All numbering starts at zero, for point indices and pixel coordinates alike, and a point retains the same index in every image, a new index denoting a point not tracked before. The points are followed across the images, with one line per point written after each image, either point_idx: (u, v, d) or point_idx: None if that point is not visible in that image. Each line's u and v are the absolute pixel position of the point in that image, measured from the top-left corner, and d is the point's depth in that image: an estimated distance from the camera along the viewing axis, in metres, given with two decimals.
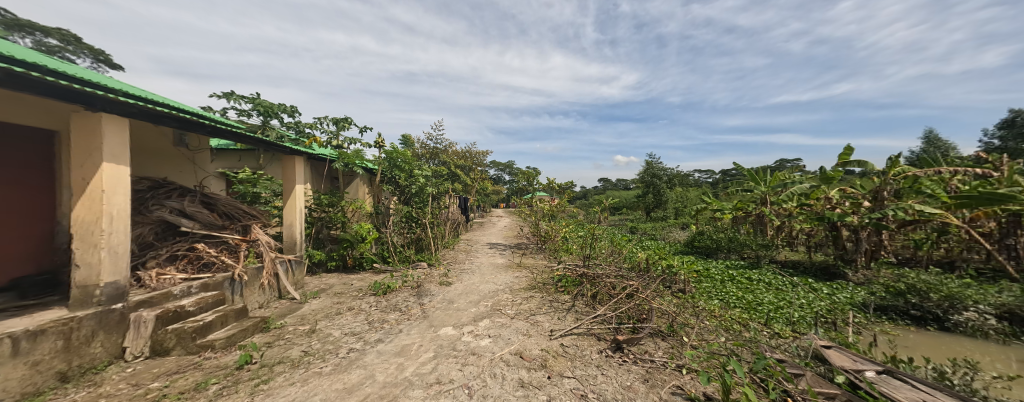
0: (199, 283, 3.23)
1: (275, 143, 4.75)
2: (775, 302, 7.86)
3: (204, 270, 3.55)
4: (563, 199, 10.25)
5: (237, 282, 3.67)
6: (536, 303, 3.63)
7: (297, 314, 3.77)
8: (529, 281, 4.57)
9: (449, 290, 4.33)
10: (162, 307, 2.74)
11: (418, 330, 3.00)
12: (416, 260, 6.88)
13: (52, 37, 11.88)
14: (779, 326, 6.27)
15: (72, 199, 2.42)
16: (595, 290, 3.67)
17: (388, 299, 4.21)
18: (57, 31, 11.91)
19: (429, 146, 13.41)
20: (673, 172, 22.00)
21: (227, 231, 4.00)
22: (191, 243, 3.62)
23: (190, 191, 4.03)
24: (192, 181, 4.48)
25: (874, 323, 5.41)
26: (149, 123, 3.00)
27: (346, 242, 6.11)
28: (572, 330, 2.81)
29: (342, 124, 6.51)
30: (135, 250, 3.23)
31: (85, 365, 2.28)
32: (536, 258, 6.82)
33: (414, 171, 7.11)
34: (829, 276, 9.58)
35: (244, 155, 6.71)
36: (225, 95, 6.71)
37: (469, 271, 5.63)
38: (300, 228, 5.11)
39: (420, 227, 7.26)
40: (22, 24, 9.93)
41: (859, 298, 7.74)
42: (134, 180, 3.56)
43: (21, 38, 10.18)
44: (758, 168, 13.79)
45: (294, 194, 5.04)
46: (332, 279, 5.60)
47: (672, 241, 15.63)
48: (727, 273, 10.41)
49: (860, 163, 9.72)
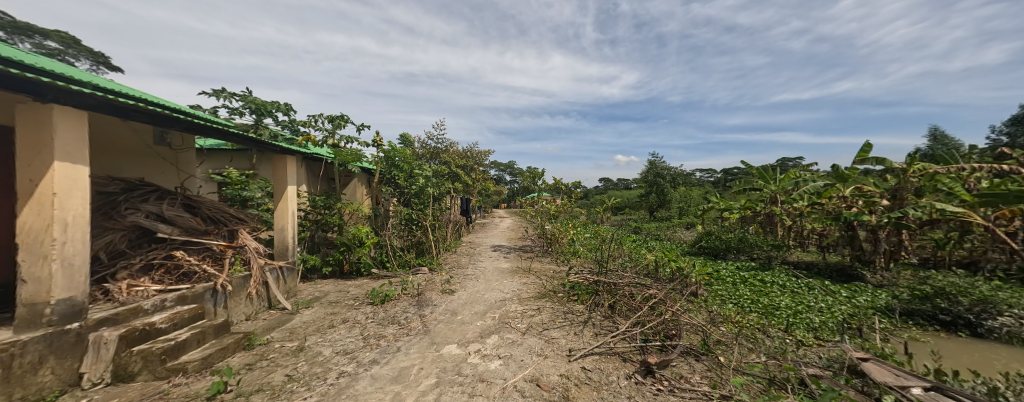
0: (175, 296, 2.90)
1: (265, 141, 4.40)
2: (792, 307, 7.52)
3: (183, 281, 3.23)
4: (569, 200, 9.93)
5: (220, 293, 3.35)
6: (548, 315, 3.30)
7: (287, 328, 3.46)
8: (539, 289, 4.24)
9: (452, 299, 4.00)
10: (128, 325, 2.41)
11: (419, 349, 2.67)
12: (416, 265, 6.54)
13: (52, 40, 11.66)
14: (801, 334, 5.94)
15: (17, 203, 2.08)
16: (613, 299, 3.36)
17: (387, 310, 3.89)
18: (56, 33, 11.70)
19: (429, 145, 13.11)
20: (677, 171, 21.66)
21: (210, 236, 3.68)
22: (169, 250, 3.29)
23: (170, 193, 3.71)
24: (175, 181, 4.18)
25: (901, 329, 5.07)
26: (117, 118, 2.66)
27: (342, 247, 5.79)
28: (593, 350, 2.48)
29: (339, 122, 6.19)
30: (103, 260, 2.90)
31: (29, 397, 1.96)
32: (543, 262, 6.49)
33: (414, 171, 6.79)
34: (846, 278, 9.23)
35: (236, 156, 6.42)
36: (215, 93, 6.42)
37: (472, 276, 5.32)
38: (293, 232, 4.78)
39: (421, 229, 6.95)
40: (20, 26, 9.71)
41: (882, 302, 7.39)
42: (106, 181, 3.24)
43: (19, 41, 9.96)
44: (767, 167, 13.44)
45: (285, 197, 4.69)
46: (328, 286, 5.29)
47: (679, 242, 15.29)
48: (738, 275, 10.07)
49: (877, 160, 9.34)
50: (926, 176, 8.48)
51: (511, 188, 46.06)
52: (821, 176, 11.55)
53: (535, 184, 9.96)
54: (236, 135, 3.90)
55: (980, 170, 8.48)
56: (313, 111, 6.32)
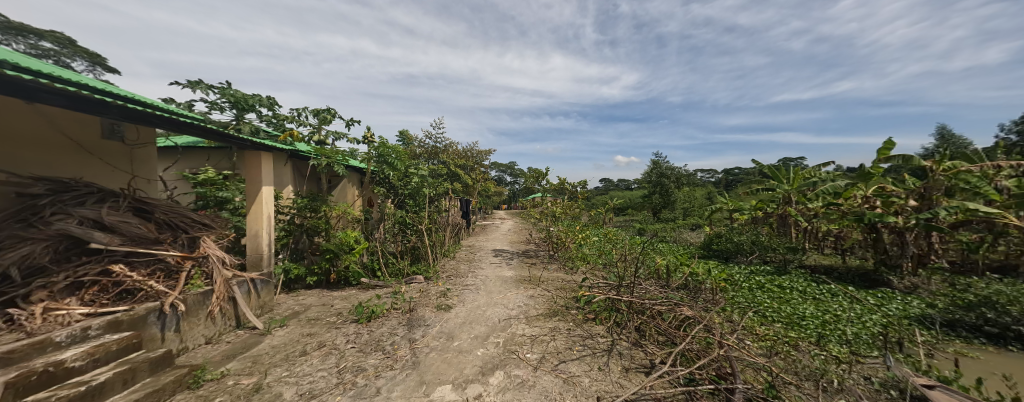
0: (103, 322, 2.34)
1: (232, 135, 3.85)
2: (818, 316, 6.94)
3: (123, 301, 2.68)
4: (573, 201, 9.40)
5: (169, 315, 2.80)
6: (563, 340, 2.74)
7: (250, 355, 2.90)
8: (549, 305, 3.66)
9: (448, 317, 3.44)
10: (25, 366, 1.85)
11: (404, 391, 2.10)
12: (411, 273, 5.97)
13: (46, 40, 11.16)
14: (836, 348, 5.37)
15: None
16: (643, 322, 2.82)
17: (372, 331, 3.32)
18: (51, 33, 11.19)
19: (427, 145, 12.56)
20: (681, 171, 21.07)
21: (163, 246, 3.14)
22: (106, 264, 2.73)
23: (116, 195, 3.17)
24: (125, 180, 3.64)
25: (943, 342, 4.53)
26: (22, 100, 2.21)
27: (329, 253, 5.24)
28: (628, 397, 1.91)
29: (325, 117, 5.63)
30: (16, 279, 2.35)
31: None
32: (549, 269, 5.91)
33: (408, 170, 6.25)
34: (870, 283, 8.65)
35: (213, 154, 5.87)
36: (191, 85, 5.86)
37: (472, 287, 4.76)
38: (268, 239, 4.22)
39: (416, 233, 6.40)
40: (10, 25, 9.23)
41: (915, 310, 6.84)
42: (28, 182, 2.70)
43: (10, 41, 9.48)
44: (779, 166, 12.88)
45: (259, 198, 4.11)
46: (311, 299, 4.73)
47: (686, 244, 14.70)
48: (754, 280, 9.49)
49: (904, 158, 8.76)
50: (957, 174, 7.93)
51: (511, 190, 45.42)
52: (838, 176, 10.97)
53: (539, 185, 9.36)
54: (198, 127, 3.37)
55: (1013, 167, 7.95)
56: (299, 106, 5.78)
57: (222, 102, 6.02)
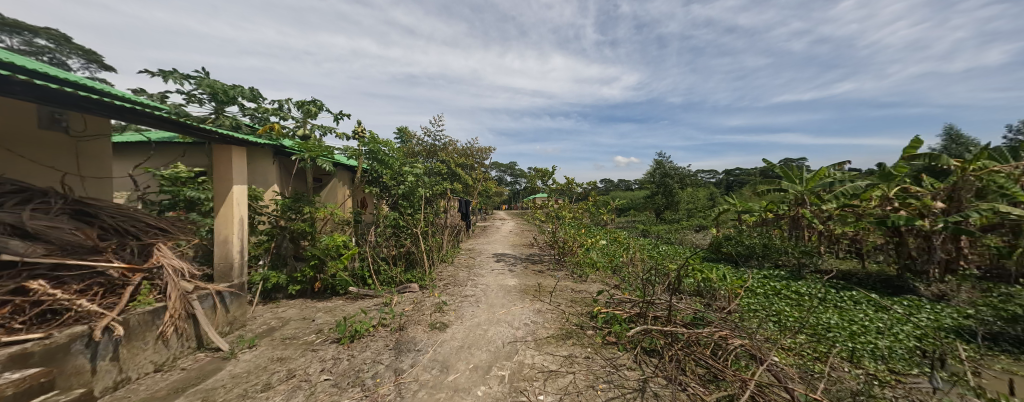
0: (3, 357, 1.78)
1: (197, 131, 3.35)
2: (844, 327, 6.43)
3: (41, 326, 2.16)
4: (579, 202, 8.87)
5: (101, 342, 2.29)
6: (582, 374, 2.24)
7: (202, 389, 2.40)
8: (560, 324, 3.14)
9: (443, 339, 2.95)
10: None
11: None
12: (405, 281, 5.46)
13: None
14: (873, 366, 4.86)
15: None
16: (687, 357, 2.33)
17: (353, 356, 2.81)
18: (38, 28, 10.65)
19: (426, 143, 12.07)
20: (686, 172, 20.55)
21: (105, 256, 2.64)
22: (23, 280, 2.22)
23: (47, 195, 2.67)
24: (58, 179, 3.12)
25: (993, 359, 4.06)
26: None
27: (313, 260, 4.76)
28: None
29: (311, 109, 5.13)
30: None
31: None
32: (557, 278, 5.39)
33: (403, 169, 5.76)
34: (893, 290, 8.13)
35: (189, 150, 5.40)
36: (166, 74, 5.37)
37: (471, 298, 4.27)
38: (240, 246, 3.72)
39: (411, 237, 5.89)
40: None
41: (950, 322, 6.31)
42: None
43: None
44: (792, 165, 12.35)
45: (228, 199, 3.60)
46: (291, 311, 4.23)
47: (693, 246, 14.18)
48: (769, 286, 8.98)
49: (931, 157, 8.22)
50: (986, 174, 7.29)
51: (512, 190, 45.01)
52: (856, 176, 10.50)
53: (544, 184, 8.82)
54: (147, 116, 2.93)
55: None
56: (283, 98, 5.28)
57: (200, 94, 5.52)
